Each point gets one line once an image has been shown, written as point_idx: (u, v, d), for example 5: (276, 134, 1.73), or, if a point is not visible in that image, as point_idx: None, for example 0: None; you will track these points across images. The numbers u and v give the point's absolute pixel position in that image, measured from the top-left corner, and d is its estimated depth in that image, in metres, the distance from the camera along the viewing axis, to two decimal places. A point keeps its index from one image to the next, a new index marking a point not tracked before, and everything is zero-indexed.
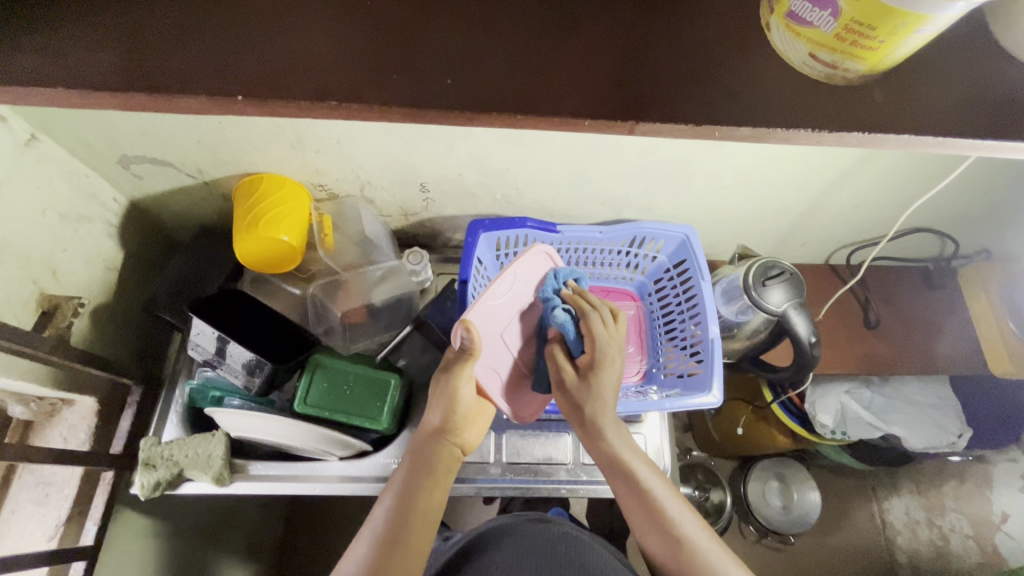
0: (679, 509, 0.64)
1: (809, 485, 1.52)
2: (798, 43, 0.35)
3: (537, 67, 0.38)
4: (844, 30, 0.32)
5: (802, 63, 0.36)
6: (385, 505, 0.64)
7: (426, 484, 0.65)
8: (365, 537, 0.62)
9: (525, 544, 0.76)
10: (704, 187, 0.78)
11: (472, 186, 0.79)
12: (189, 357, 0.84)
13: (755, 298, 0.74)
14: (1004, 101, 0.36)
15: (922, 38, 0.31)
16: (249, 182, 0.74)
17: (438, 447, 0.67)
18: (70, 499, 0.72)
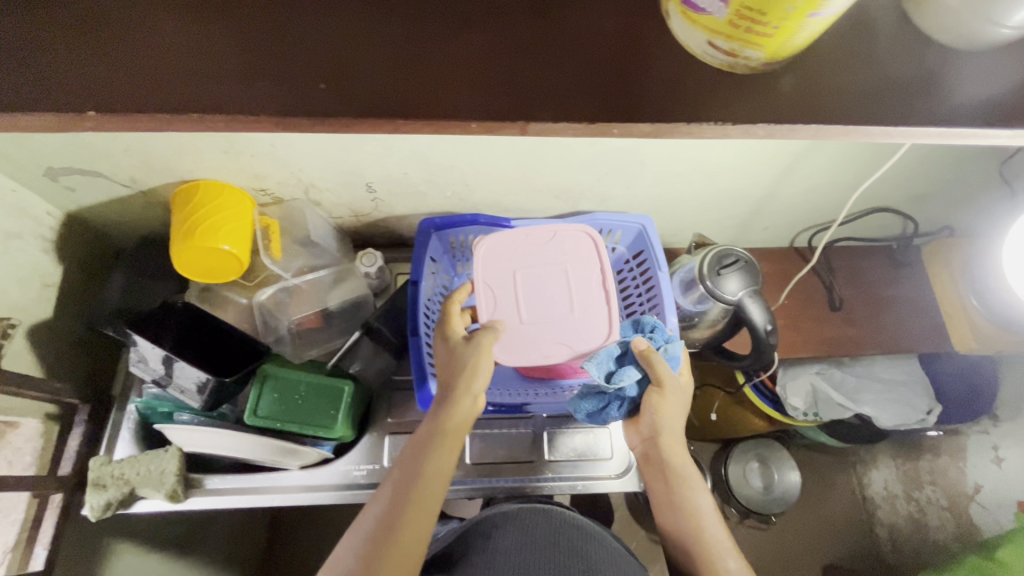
0: (700, 507, 0.71)
1: (788, 464, 1.53)
2: (696, 31, 0.33)
3: (419, 66, 0.36)
4: (737, 15, 0.30)
5: (703, 52, 0.34)
6: (397, 468, 0.66)
7: (432, 446, 0.65)
8: (377, 502, 0.64)
9: (527, 533, 0.75)
10: (657, 177, 0.76)
11: (421, 184, 0.76)
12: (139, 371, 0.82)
13: (710, 287, 0.73)
14: (910, 86, 0.35)
15: (817, 24, 0.29)
16: (186, 190, 0.71)
17: (452, 410, 0.66)
18: (17, 524, 0.68)
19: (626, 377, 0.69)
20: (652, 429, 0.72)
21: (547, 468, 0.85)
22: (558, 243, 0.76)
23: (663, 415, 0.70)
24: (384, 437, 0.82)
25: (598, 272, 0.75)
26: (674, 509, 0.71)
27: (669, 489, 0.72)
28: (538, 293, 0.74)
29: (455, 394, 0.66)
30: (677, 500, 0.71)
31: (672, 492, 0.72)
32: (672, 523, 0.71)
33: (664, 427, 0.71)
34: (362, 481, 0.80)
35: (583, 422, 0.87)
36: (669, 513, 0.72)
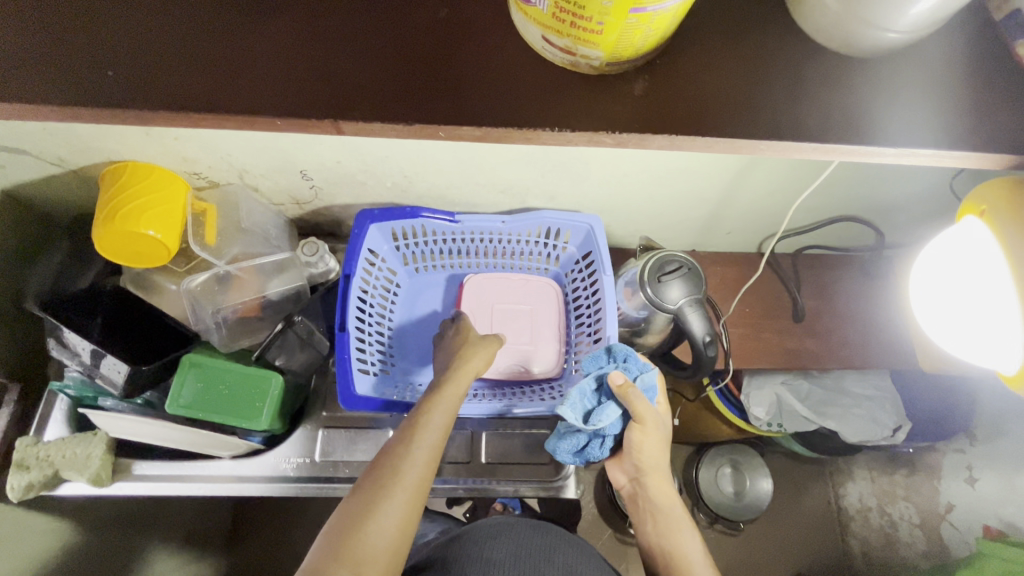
0: (686, 542, 0.72)
1: (762, 473, 1.50)
2: (531, 25, 0.38)
3: (298, 81, 0.42)
4: (558, 10, 0.34)
5: (543, 46, 0.39)
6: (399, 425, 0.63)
7: (436, 403, 0.64)
8: (376, 457, 0.60)
9: (520, 542, 0.75)
10: (602, 176, 0.73)
11: (357, 174, 0.74)
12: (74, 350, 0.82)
13: (648, 295, 0.69)
14: (719, 105, 0.42)
15: (631, 22, 0.33)
16: (112, 171, 0.69)
17: (458, 376, 0.68)
18: None
19: (604, 417, 0.67)
20: (634, 469, 0.75)
21: (485, 471, 0.83)
22: (528, 289, 0.89)
23: (642, 455, 0.71)
24: (317, 430, 0.81)
25: (554, 319, 0.88)
26: (660, 547, 0.73)
27: (655, 525, 0.74)
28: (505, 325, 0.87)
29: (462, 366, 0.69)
30: (663, 540, 0.73)
31: (658, 532, 0.73)
32: (656, 562, 0.73)
33: (645, 466, 0.73)
34: (292, 473, 0.79)
35: (525, 426, 0.85)
36: (653, 551, 0.74)
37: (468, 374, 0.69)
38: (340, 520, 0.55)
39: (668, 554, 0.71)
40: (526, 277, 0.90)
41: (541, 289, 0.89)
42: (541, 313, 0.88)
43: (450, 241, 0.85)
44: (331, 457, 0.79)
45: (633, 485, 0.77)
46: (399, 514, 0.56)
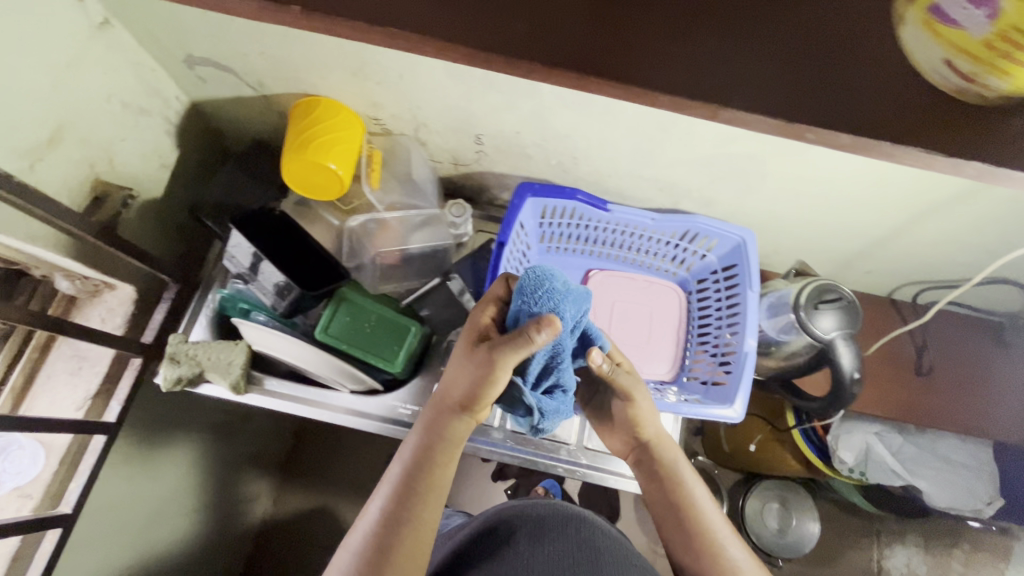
0: (704, 507, 0.70)
1: (810, 516, 1.48)
2: (934, 47, 0.34)
3: None
4: (995, 37, 0.30)
5: (933, 70, 0.35)
6: (388, 485, 0.61)
7: (436, 460, 0.62)
8: (363, 523, 0.60)
9: (534, 537, 0.68)
10: (773, 192, 0.72)
11: (529, 146, 0.75)
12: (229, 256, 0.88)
13: (802, 319, 0.69)
14: None
15: None
16: (306, 104, 0.73)
17: (454, 424, 0.63)
18: (99, 375, 0.77)
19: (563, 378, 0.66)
20: (636, 435, 0.73)
21: (582, 455, 0.85)
22: (652, 292, 0.90)
23: (641, 422, 0.71)
24: (433, 382, 0.84)
25: (674, 324, 0.88)
26: (673, 511, 0.71)
27: (663, 490, 0.72)
28: (624, 323, 0.88)
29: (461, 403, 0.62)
30: (676, 502, 0.71)
31: (669, 496, 0.71)
32: (669, 526, 0.70)
33: (646, 434, 0.72)
34: (406, 419, 0.82)
35: None
36: (665, 515, 0.71)
37: (463, 421, 0.63)
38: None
39: (687, 513, 0.70)
40: (653, 277, 0.90)
41: (661, 292, 0.90)
42: (662, 317, 0.89)
43: (593, 228, 0.85)
44: None
45: (636, 450, 0.75)
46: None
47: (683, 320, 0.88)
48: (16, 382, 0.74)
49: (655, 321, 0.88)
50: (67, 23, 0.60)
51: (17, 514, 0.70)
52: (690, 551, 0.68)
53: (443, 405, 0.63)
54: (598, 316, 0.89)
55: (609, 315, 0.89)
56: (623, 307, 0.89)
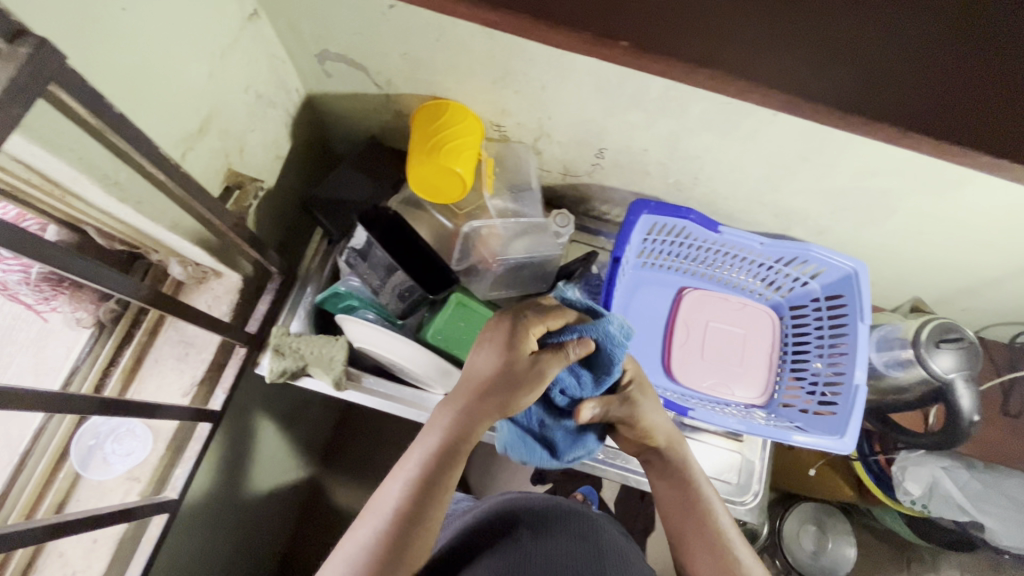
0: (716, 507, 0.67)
1: (848, 540, 1.46)
2: None
3: None
4: None
5: None
6: (403, 476, 0.53)
7: (449, 458, 0.54)
8: (373, 519, 0.51)
9: (538, 530, 0.63)
10: (896, 226, 0.72)
11: (651, 164, 0.75)
12: (330, 250, 0.88)
13: (921, 356, 0.69)
14: None
15: None
16: (434, 106, 0.72)
17: (482, 424, 0.56)
18: (206, 363, 0.77)
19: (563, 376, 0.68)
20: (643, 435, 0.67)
21: None
22: (746, 315, 0.90)
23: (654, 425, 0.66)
24: None
25: (767, 348, 0.88)
26: (691, 522, 0.63)
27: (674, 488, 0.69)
28: (717, 344, 0.88)
29: (498, 404, 0.56)
30: (698, 517, 0.63)
31: (683, 499, 0.64)
32: (693, 546, 0.62)
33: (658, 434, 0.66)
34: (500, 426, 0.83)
35: (715, 439, 0.87)
36: (687, 534, 0.63)
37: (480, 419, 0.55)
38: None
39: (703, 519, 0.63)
40: (747, 300, 0.90)
41: (756, 317, 0.90)
42: (755, 341, 0.89)
43: (696, 247, 0.85)
44: None
45: (643, 448, 0.69)
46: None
47: (776, 344, 0.88)
48: (126, 365, 0.74)
49: (748, 344, 0.88)
50: (226, 14, 0.60)
51: (126, 497, 0.70)
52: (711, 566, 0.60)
53: (467, 397, 0.56)
54: (691, 337, 0.89)
55: (704, 335, 0.89)
56: (717, 328, 0.89)
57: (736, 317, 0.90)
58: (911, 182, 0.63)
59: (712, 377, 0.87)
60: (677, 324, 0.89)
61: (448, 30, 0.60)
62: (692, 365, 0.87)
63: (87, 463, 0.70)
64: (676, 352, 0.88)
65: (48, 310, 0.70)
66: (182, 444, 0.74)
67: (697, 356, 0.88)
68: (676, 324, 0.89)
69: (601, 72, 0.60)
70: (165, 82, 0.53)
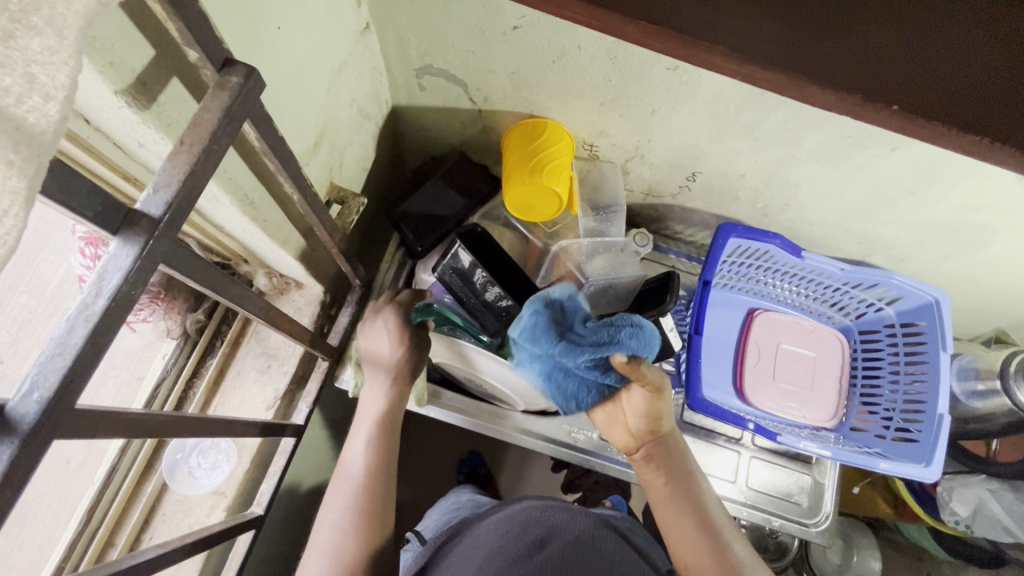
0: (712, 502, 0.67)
1: (871, 553, 1.47)
2: None
3: None
4: None
5: None
6: (360, 442, 0.68)
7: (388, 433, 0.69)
8: (343, 482, 0.65)
9: (564, 543, 0.60)
10: (985, 259, 0.73)
11: (742, 189, 0.75)
12: (405, 261, 0.87)
13: (1008, 387, 0.71)
14: None
15: None
16: (533, 124, 0.72)
17: (395, 401, 0.70)
18: (288, 376, 0.76)
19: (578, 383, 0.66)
20: (650, 427, 0.68)
21: (744, 493, 0.86)
22: (816, 338, 0.90)
23: (664, 413, 0.66)
24: None
25: (838, 372, 0.89)
26: (687, 511, 0.65)
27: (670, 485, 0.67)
28: (788, 367, 0.89)
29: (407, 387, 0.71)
30: (694, 510, 0.65)
31: (682, 494, 0.66)
32: (688, 539, 0.63)
33: (662, 427, 0.68)
34: (578, 445, 0.82)
35: (785, 460, 0.88)
36: (683, 526, 0.64)
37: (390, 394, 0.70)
38: (329, 544, 0.61)
39: (701, 509, 0.65)
40: (816, 323, 0.91)
41: (826, 339, 0.90)
42: (826, 364, 0.89)
43: (773, 270, 0.85)
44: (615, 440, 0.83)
45: (648, 444, 0.69)
46: (377, 543, 0.62)
47: (847, 368, 0.89)
48: (211, 376, 0.73)
49: (819, 367, 0.89)
50: (346, 27, 0.60)
51: (212, 512, 0.69)
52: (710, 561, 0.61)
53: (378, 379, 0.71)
54: (762, 359, 0.89)
55: (775, 358, 0.89)
56: (787, 351, 0.90)
57: (805, 340, 0.90)
58: (1015, 217, 0.64)
59: (785, 399, 0.87)
60: (748, 346, 0.90)
61: (570, 53, 0.60)
62: (764, 388, 0.88)
63: (173, 476, 0.68)
64: (747, 374, 0.88)
65: (138, 319, 0.70)
66: (266, 458, 0.73)
67: (768, 378, 0.88)
68: (747, 345, 0.90)
69: (720, 101, 0.60)
70: (297, 98, 0.53)
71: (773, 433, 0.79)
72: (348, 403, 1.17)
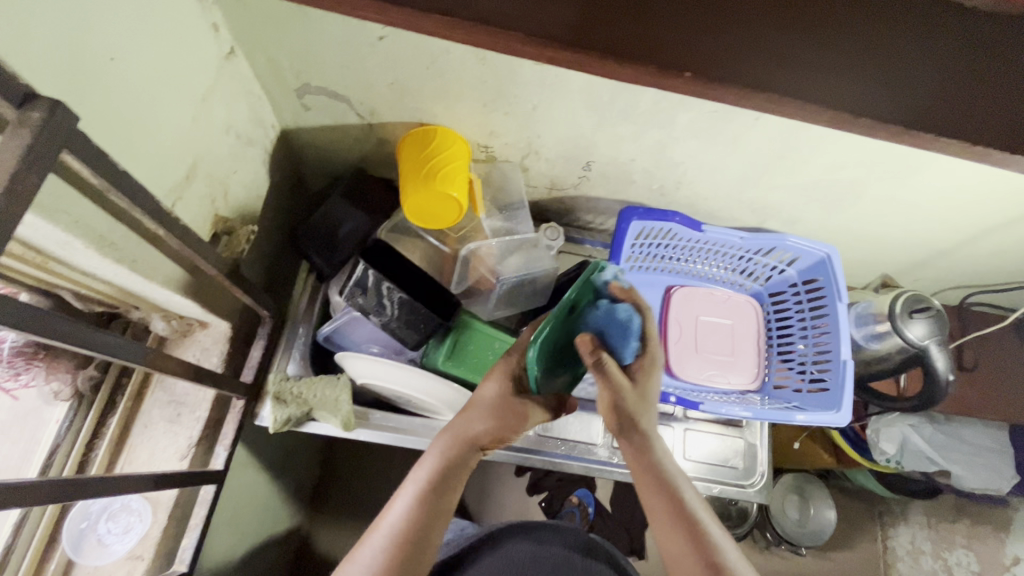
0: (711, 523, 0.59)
1: (827, 503, 1.53)
2: None
3: None
4: None
5: None
6: (409, 492, 0.60)
7: (448, 490, 0.61)
8: (377, 536, 0.58)
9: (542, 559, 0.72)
10: (861, 211, 0.79)
11: (636, 173, 0.78)
12: (318, 285, 0.85)
13: (898, 326, 0.76)
14: None
15: None
16: (424, 131, 0.72)
17: (468, 460, 0.63)
18: (202, 422, 0.72)
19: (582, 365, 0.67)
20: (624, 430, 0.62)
21: (683, 466, 0.88)
22: (731, 306, 0.94)
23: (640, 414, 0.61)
24: None
25: (755, 336, 0.93)
26: (679, 527, 0.58)
27: (659, 501, 0.60)
28: (709, 338, 0.92)
29: (477, 440, 0.64)
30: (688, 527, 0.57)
31: (668, 512, 0.59)
32: (680, 555, 0.57)
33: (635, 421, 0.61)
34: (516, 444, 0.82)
35: (717, 427, 0.91)
36: (672, 538, 0.58)
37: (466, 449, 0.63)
38: None
39: (688, 518, 0.58)
40: (731, 292, 0.95)
41: (740, 307, 0.94)
42: (743, 330, 0.93)
43: (681, 247, 0.89)
44: (552, 434, 0.84)
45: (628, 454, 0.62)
46: None
47: (763, 331, 0.93)
48: (113, 434, 0.69)
49: (738, 334, 0.93)
50: (205, 53, 0.58)
51: None
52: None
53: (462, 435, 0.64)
54: (684, 334, 0.92)
55: (697, 332, 0.92)
56: (707, 323, 0.93)
57: (722, 310, 0.94)
58: (876, 170, 0.69)
59: (710, 370, 0.90)
60: (669, 324, 0.92)
61: (441, 58, 0.60)
62: (690, 363, 0.90)
63: (79, 549, 0.63)
64: (672, 351, 0.91)
65: (16, 385, 0.64)
66: (184, 512, 0.69)
67: (692, 351, 0.91)
68: (669, 323, 0.92)
69: (594, 90, 0.62)
70: (152, 131, 0.51)
71: (696, 402, 0.82)
72: (286, 440, 1.13)
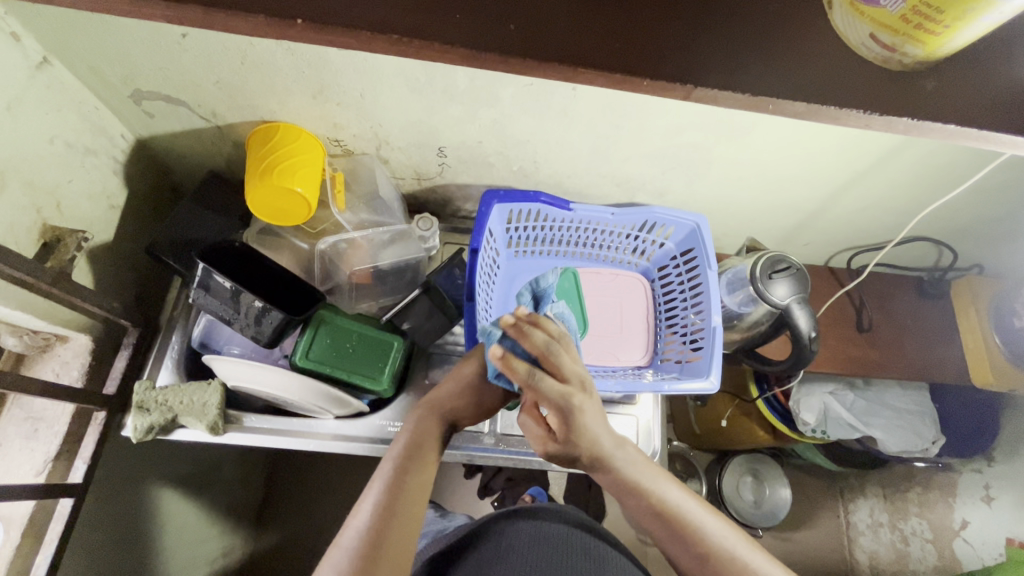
0: (701, 518, 0.62)
1: (781, 481, 1.34)
2: (861, 23, 0.33)
3: None
4: (911, 12, 0.30)
5: (860, 43, 0.35)
6: (384, 472, 0.61)
7: (423, 459, 0.64)
8: (357, 515, 0.57)
9: (542, 534, 0.72)
10: (718, 176, 0.78)
11: (491, 155, 0.78)
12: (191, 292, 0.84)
13: (760, 289, 0.75)
14: None
15: (984, 27, 0.30)
16: (264, 129, 0.72)
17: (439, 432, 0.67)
18: (60, 436, 0.71)
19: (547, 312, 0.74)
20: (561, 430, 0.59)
21: None
22: (618, 283, 0.93)
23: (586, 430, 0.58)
24: (418, 398, 0.83)
25: (644, 312, 0.92)
26: (667, 533, 0.62)
27: (641, 498, 0.63)
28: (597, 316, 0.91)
29: (446, 421, 0.68)
30: (674, 529, 0.61)
31: (660, 526, 0.62)
32: (675, 552, 0.61)
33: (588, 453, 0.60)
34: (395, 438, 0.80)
35: (610, 406, 0.89)
36: (655, 528, 0.63)
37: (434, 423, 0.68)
38: None
39: (662, 514, 0.62)
40: (619, 269, 0.94)
41: (629, 284, 0.94)
42: (632, 307, 0.92)
43: (556, 228, 0.88)
44: None
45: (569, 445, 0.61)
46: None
47: (651, 307, 0.93)
48: None
49: (627, 310, 0.92)
50: (6, 63, 0.58)
51: None
52: (696, 565, 0.60)
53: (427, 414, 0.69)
54: None
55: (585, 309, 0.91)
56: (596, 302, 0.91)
57: (610, 287, 0.93)
58: (713, 134, 0.69)
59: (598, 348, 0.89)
60: None
61: (247, 51, 0.61)
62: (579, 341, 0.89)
63: None
64: None
65: None
66: (40, 528, 0.68)
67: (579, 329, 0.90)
68: None
69: (407, 72, 0.62)
70: None
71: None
72: None
